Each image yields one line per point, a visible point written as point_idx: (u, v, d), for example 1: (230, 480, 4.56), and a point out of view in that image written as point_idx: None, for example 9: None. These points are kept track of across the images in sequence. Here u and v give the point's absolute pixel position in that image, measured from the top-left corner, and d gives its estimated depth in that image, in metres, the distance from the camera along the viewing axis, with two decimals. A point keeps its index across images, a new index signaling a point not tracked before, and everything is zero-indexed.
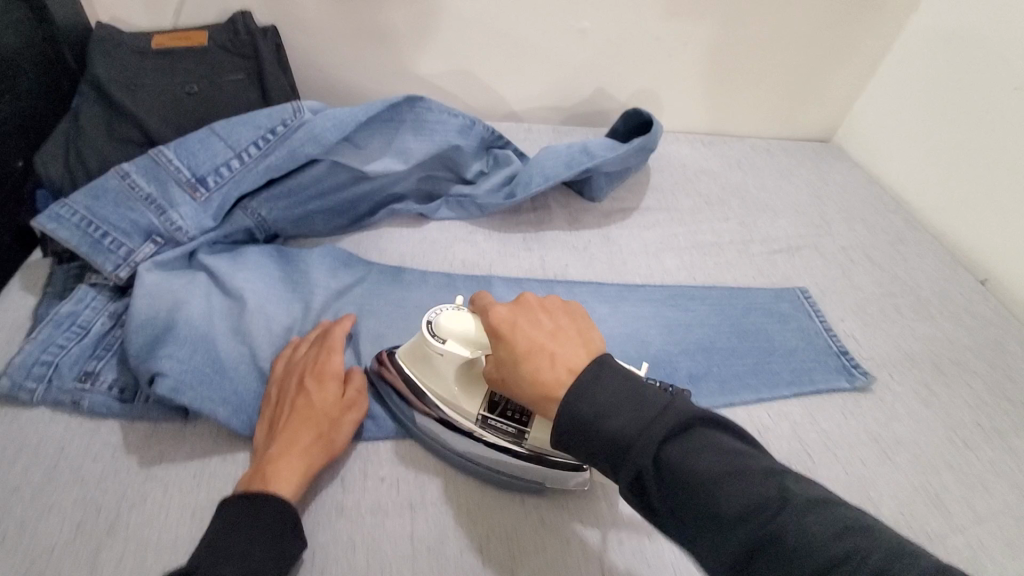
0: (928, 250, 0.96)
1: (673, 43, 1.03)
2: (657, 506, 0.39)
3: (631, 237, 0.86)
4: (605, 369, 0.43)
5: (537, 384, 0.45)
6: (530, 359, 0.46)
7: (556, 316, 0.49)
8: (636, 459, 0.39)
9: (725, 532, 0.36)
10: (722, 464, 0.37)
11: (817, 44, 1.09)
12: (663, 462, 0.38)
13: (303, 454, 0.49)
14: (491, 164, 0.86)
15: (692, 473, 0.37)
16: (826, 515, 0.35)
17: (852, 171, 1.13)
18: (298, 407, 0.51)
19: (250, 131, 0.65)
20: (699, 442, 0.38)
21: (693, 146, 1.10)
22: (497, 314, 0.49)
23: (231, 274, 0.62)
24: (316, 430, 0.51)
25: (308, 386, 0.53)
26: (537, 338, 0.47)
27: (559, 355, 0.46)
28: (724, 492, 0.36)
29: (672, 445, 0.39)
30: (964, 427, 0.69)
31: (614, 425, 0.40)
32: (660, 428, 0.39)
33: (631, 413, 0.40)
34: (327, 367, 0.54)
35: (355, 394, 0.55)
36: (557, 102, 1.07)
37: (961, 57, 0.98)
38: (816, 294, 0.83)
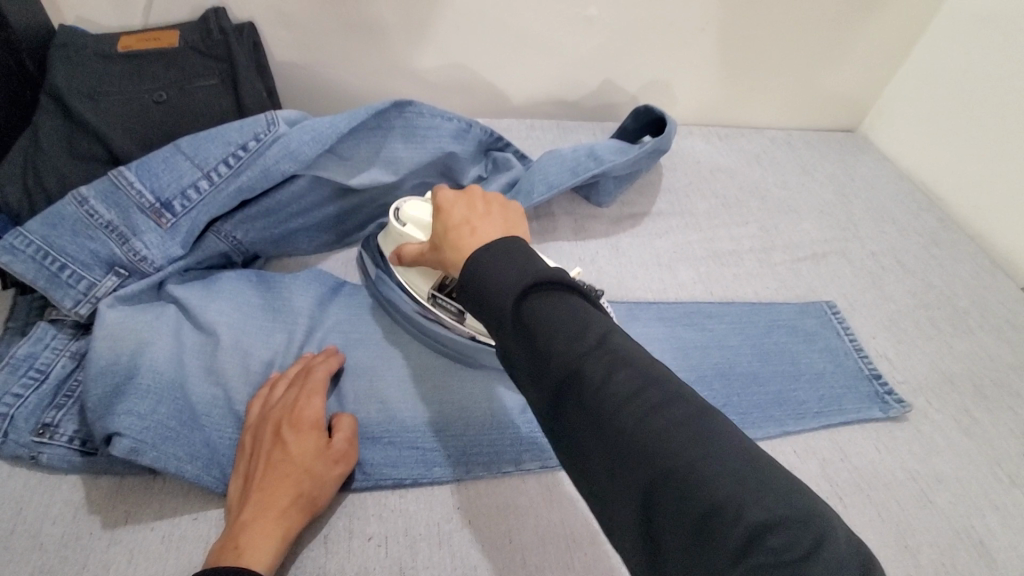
0: (967, 253, 0.88)
1: (687, 30, 0.94)
2: (511, 350, 0.38)
3: (643, 246, 0.80)
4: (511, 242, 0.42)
5: (453, 254, 0.46)
6: (453, 231, 0.47)
7: (491, 203, 0.50)
8: (500, 307, 0.38)
9: (550, 371, 0.36)
10: (577, 324, 0.36)
11: (846, 26, 0.99)
12: (521, 315, 0.37)
13: (281, 517, 0.45)
14: (490, 168, 0.80)
15: (542, 320, 0.36)
16: (652, 377, 0.34)
17: (881, 165, 1.05)
18: (274, 461, 0.47)
19: (219, 147, 0.58)
20: (576, 314, 0.37)
21: (709, 140, 1.02)
22: (443, 195, 0.51)
23: (203, 306, 0.56)
24: (295, 488, 0.46)
25: (285, 438, 0.48)
26: (466, 214, 0.48)
27: (478, 232, 0.46)
28: (563, 340, 0.35)
29: (538, 300, 0.37)
30: (1011, 461, 0.63)
31: (490, 278, 0.39)
32: (525, 283, 0.38)
33: (511, 270, 0.39)
34: (306, 414, 0.49)
35: (342, 444, 0.50)
36: (561, 96, 1.00)
37: (1006, 40, 0.89)
38: (844, 307, 0.76)
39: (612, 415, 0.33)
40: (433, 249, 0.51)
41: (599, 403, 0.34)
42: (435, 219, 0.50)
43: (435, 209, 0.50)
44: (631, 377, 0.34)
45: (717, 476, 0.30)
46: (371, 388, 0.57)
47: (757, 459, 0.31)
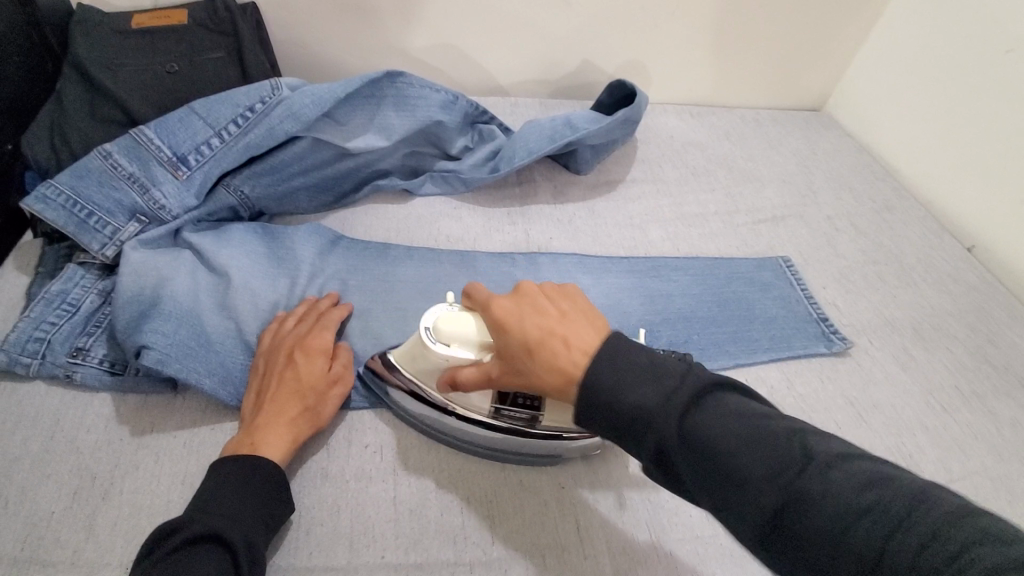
0: (917, 218, 0.96)
1: (660, 13, 1.01)
2: (681, 470, 0.40)
3: (616, 209, 0.87)
4: (623, 350, 0.43)
5: (552, 375, 0.45)
6: (540, 351, 0.46)
7: (557, 300, 0.49)
8: (659, 430, 0.39)
9: (751, 498, 0.37)
10: (738, 436, 0.38)
11: (809, 10, 1.07)
12: (687, 439, 0.39)
13: (290, 424, 0.51)
14: (476, 140, 0.87)
15: (714, 442, 0.38)
16: (846, 469, 0.36)
17: (843, 140, 1.12)
18: (286, 379, 0.53)
19: (229, 108, 0.65)
20: (732, 416, 0.39)
21: (682, 117, 1.09)
22: (500, 306, 0.49)
23: (215, 250, 0.63)
24: (302, 401, 0.52)
25: (296, 360, 0.54)
26: (541, 325, 0.47)
27: (569, 348, 0.45)
28: (745, 461, 0.37)
29: (694, 415, 0.40)
30: (941, 390, 0.71)
31: (634, 397, 0.41)
32: (679, 401, 0.40)
33: (653, 385, 0.41)
34: (315, 342, 0.56)
35: (343, 369, 0.56)
36: (543, 75, 1.07)
37: (955, 19, 0.96)
38: (799, 262, 0.84)
39: (835, 527, 0.34)
40: (509, 372, 0.48)
41: (810, 516, 0.35)
42: (501, 337, 0.48)
43: (497, 325, 0.49)
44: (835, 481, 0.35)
45: (944, 547, 0.31)
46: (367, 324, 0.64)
47: (968, 512, 0.33)
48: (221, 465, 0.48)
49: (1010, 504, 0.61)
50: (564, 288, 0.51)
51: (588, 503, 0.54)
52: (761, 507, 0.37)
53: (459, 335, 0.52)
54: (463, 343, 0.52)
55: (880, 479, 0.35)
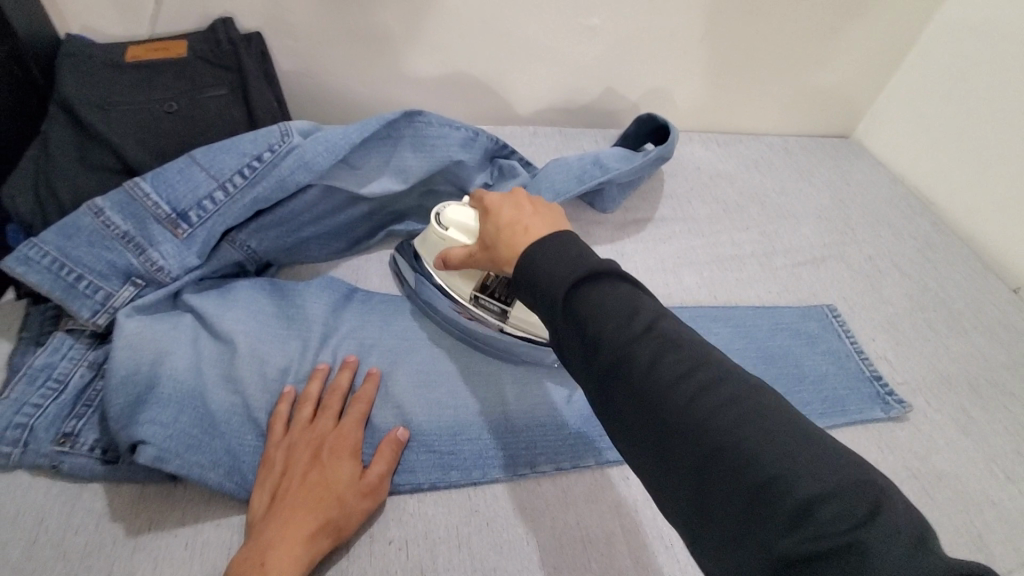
0: (960, 257, 0.91)
1: (687, 38, 0.96)
2: (560, 334, 0.40)
3: (647, 252, 0.82)
4: (562, 243, 0.42)
5: (504, 254, 0.47)
6: (502, 232, 0.48)
7: (538, 201, 0.51)
8: (550, 299, 0.40)
9: (606, 363, 0.37)
10: (623, 312, 0.38)
11: (841, 35, 1.01)
12: (569, 308, 0.39)
13: (308, 540, 0.44)
14: (495, 176, 0.81)
15: (591, 307, 0.38)
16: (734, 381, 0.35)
17: (875, 170, 1.07)
18: (310, 482, 0.48)
19: (235, 158, 0.59)
20: (628, 302, 0.38)
21: (708, 146, 1.04)
22: (490, 197, 0.52)
23: (220, 316, 0.57)
24: (324, 512, 0.46)
25: (323, 461, 0.49)
26: (514, 214, 0.49)
27: (527, 229, 0.46)
28: (616, 334, 0.37)
29: (588, 291, 0.39)
30: (1006, 458, 0.65)
31: (542, 271, 0.41)
32: (574, 275, 0.39)
33: (566, 267, 0.40)
34: (345, 442, 0.51)
35: (377, 478, 0.50)
36: (563, 103, 1.01)
37: (1001, 48, 0.91)
38: (844, 310, 0.78)
39: (671, 402, 0.35)
40: (484, 252, 0.52)
41: (661, 386, 0.35)
42: (484, 224, 0.52)
43: (484, 213, 0.52)
44: (689, 367, 0.36)
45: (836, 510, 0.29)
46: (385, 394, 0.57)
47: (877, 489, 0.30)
48: None
49: None
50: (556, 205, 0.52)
51: None
52: (615, 368, 0.37)
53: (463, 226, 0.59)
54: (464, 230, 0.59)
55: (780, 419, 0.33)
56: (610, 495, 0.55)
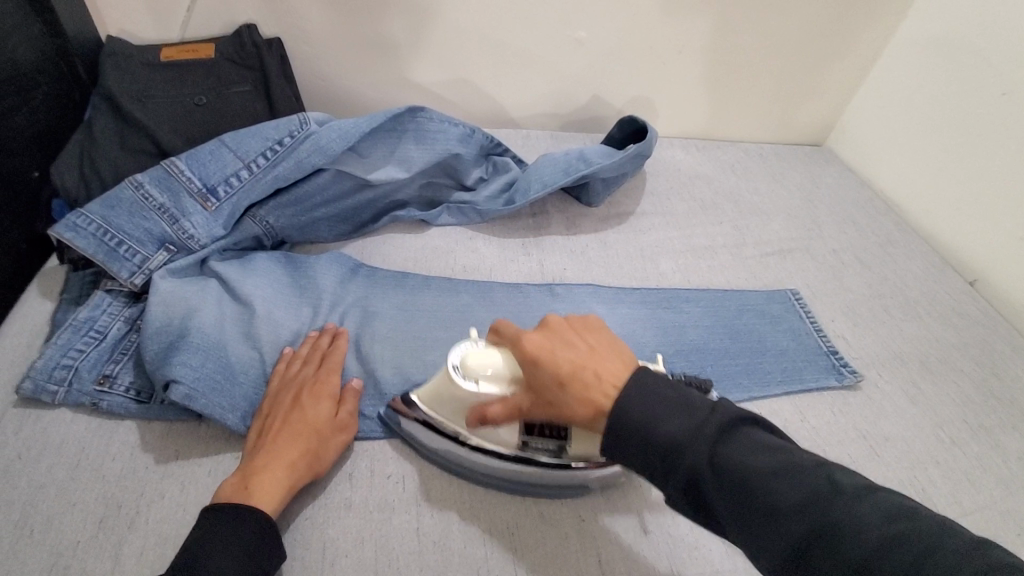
0: (918, 252, 0.98)
1: (668, 51, 1.05)
2: (715, 507, 0.39)
3: (628, 241, 0.89)
4: (644, 381, 0.44)
5: (585, 413, 0.46)
6: (572, 387, 0.46)
7: (581, 333, 0.50)
8: (692, 461, 0.40)
9: (771, 527, 0.37)
10: (763, 464, 0.39)
11: (811, 50, 1.11)
12: (716, 470, 0.39)
13: (290, 468, 0.50)
14: (491, 170, 0.89)
15: (738, 464, 0.39)
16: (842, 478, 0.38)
17: (844, 175, 1.15)
18: (291, 420, 0.53)
19: (259, 142, 0.67)
20: (747, 444, 0.40)
21: (689, 151, 1.13)
22: (530, 341, 0.50)
23: (241, 280, 0.64)
24: (304, 444, 0.52)
25: (304, 402, 0.55)
26: (571, 355, 0.48)
27: (598, 374, 0.46)
28: (773, 490, 0.38)
29: (723, 447, 0.40)
30: (950, 423, 0.71)
31: (668, 429, 0.41)
32: (711, 432, 0.40)
33: (684, 419, 0.41)
34: (323, 386, 0.57)
35: (349, 415, 0.57)
36: (555, 109, 1.10)
37: (950, 62, 1.00)
38: (807, 295, 0.86)
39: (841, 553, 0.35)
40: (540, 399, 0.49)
41: (824, 537, 0.36)
42: (533, 369, 0.49)
43: (529, 358, 0.49)
44: (854, 518, 0.36)
45: (884, 528, 0.35)
46: (387, 352, 0.64)
47: (908, 509, 0.36)
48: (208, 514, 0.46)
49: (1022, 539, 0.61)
50: (592, 323, 0.52)
51: (608, 535, 0.54)
52: (778, 532, 0.37)
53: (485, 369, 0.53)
54: (490, 375, 0.52)
55: (810, 472, 0.38)
56: None
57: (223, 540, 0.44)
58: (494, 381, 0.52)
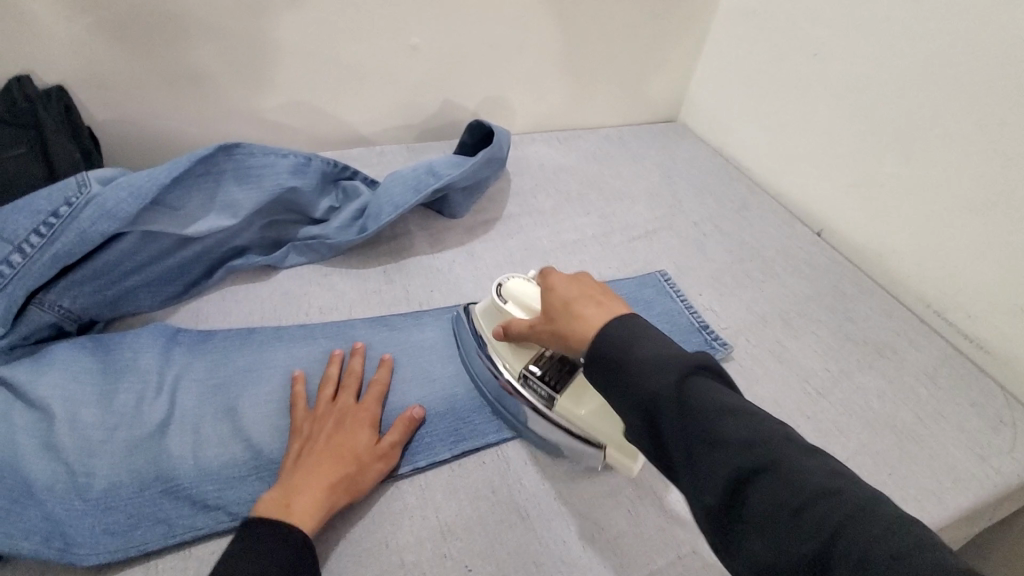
0: (771, 212, 1.04)
1: (508, 47, 1.03)
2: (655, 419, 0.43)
3: (496, 249, 0.87)
4: (641, 322, 0.49)
5: (575, 330, 0.52)
6: (575, 304, 0.54)
7: (600, 285, 0.57)
8: (660, 386, 0.43)
9: (706, 453, 0.40)
10: (686, 390, 0.42)
11: (648, 30, 1.12)
12: (648, 400, 0.43)
13: (330, 490, 0.52)
14: (341, 197, 0.83)
15: (662, 384, 0.43)
16: (822, 469, 0.38)
17: (698, 146, 1.20)
18: (333, 443, 0.55)
19: (28, 218, 0.57)
20: (720, 389, 0.42)
21: (550, 144, 1.12)
22: (558, 274, 0.58)
23: (31, 381, 0.55)
24: (345, 469, 0.53)
25: (345, 428, 0.56)
26: (584, 292, 0.55)
27: (597, 308, 0.52)
28: (695, 395, 0.42)
29: (693, 382, 0.42)
30: (814, 374, 0.75)
31: (646, 359, 0.44)
32: (688, 365, 0.43)
33: (664, 354, 0.44)
34: (363, 414, 0.59)
35: (389, 444, 0.58)
36: (406, 120, 1.05)
37: (768, 29, 1.04)
38: (675, 273, 0.88)
39: (733, 468, 0.39)
40: (547, 323, 0.57)
41: (740, 464, 0.39)
42: (549, 295, 0.57)
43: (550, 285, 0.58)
44: (736, 432, 0.40)
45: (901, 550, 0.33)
46: (226, 426, 0.58)
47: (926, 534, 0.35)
48: (252, 524, 0.48)
49: (887, 476, 0.66)
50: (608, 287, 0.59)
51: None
52: (692, 447, 0.41)
53: (522, 296, 0.63)
54: (523, 303, 0.63)
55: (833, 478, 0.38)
56: (467, 482, 0.59)
57: (262, 564, 0.45)
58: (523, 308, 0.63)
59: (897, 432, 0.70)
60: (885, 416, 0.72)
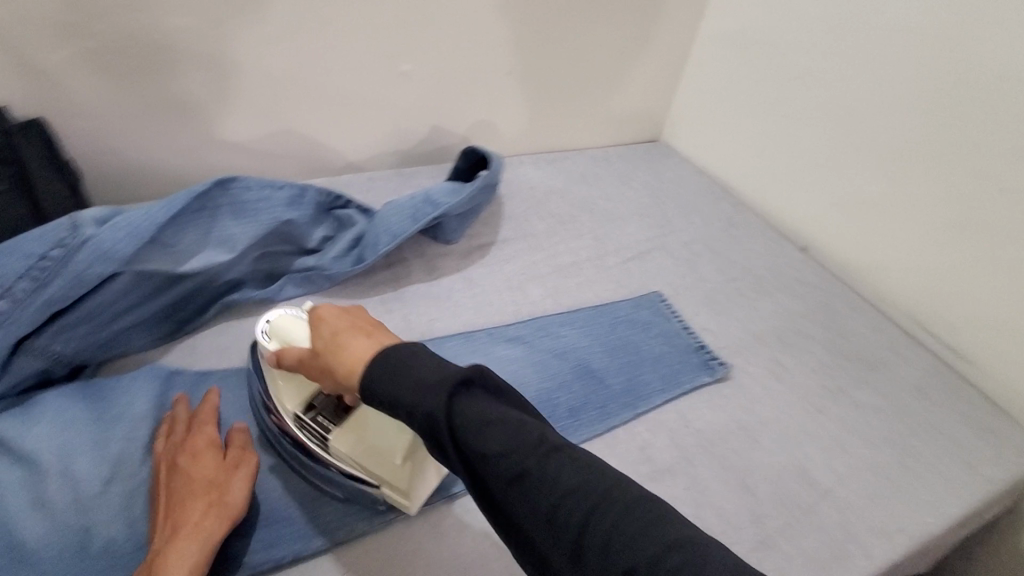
0: (757, 229, 1.06)
1: (496, 72, 1.04)
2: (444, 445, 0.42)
3: (493, 275, 0.87)
4: (402, 352, 0.46)
5: (341, 360, 0.49)
6: (344, 336, 0.50)
7: (362, 316, 0.53)
8: (430, 410, 0.42)
9: (492, 469, 0.41)
10: (546, 456, 0.42)
11: (632, 55, 1.14)
12: (461, 429, 0.42)
13: (193, 527, 0.48)
14: (335, 226, 0.83)
15: (472, 432, 0.41)
16: (578, 475, 0.41)
17: (682, 166, 1.22)
18: (173, 486, 0.51)
19: (18, 261, 0.55)
20: (484, 406, 0.43)
21: (539, 166, 1.13)
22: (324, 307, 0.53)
23: (20, 433, 0.53)
24: (200, 501, 0.50)
25: (181, 466, 0.52)
26: (345, 329, 0.51)
27: (359, 343, 0.49)
28: (462, 422, 0.42)
29: (460, 403, 0.43)
30: (812, 392, 0.76)
31: (404, 381, 0.44)
32: (448, 385, 0.43)
33: (430, 374, 0.44)
34: (196, 442, 0.54)
35: (238, 452, 0.55)
36: (395, 146, 1.04)
37: (744, 53, 1.08)
38: (670, 294, 0.89)
39: (552, 485, 0.41)
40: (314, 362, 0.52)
41: (514, 470, 0.41)
42: (318, 328, 0.52)
43: (318, 319, 0.53)
44: (605, 507, 0.40)
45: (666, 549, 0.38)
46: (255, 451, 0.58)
47: (675, 525, 0.40)
48: None
49: (890, 491, 0.67)
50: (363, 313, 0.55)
51: None
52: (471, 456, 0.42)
53: (285, 330, 0.56)
54: (284, 337, 0.56)
55: (599, 490, 0.41)
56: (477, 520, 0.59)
57: None
58: (283, 343, 0.56)
59: (894, 445, 0.71)
60: (880, 430, 0.73)
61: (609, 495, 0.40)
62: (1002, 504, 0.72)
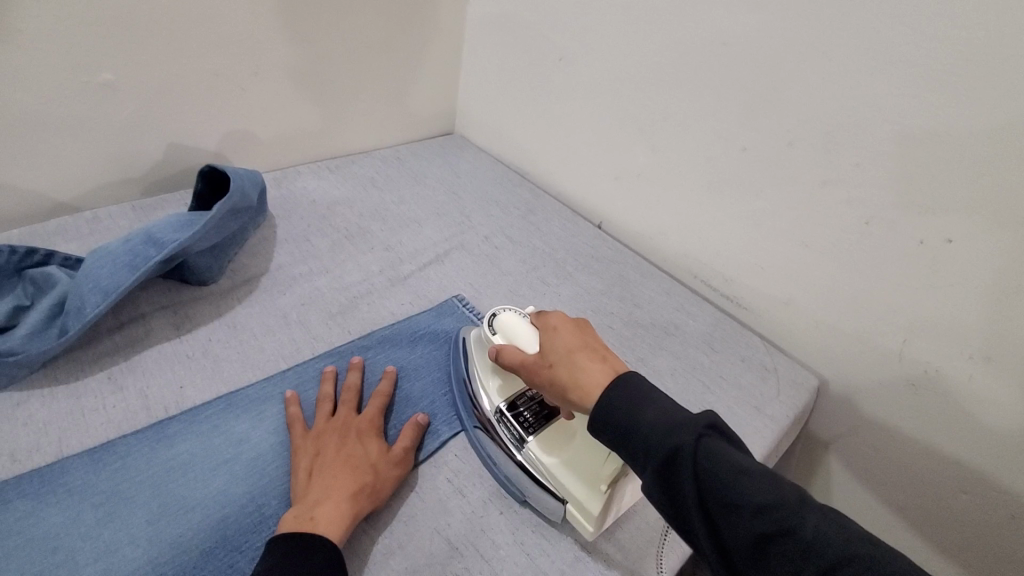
0: (555, 212, 1.06)
1: (240, 76, 0.88)
2: (686, 489, 0.44)
3: (265, 312, 0.74)
4: (630, 385, 0.51)
5: (575, 381, 0.55)
6: (578, 356, 0.56)
7: (587, 332, 0.61)
8: (679, 446, 0.45)
9: (747, 523, 0.42)
10: (782, 514, 0.41)
11: (404, 45, 1.05)
12: (733, 469, 0.43)
13: (350, 500, 0.53)
14: (32, 290, 0.64)
15: (724, 482, 0.43)
16: (830, 524, 0.41)
17: (477, 157, 1.19)
18: (345, 454, 0.57)
19: None
20: (715, 453, 0.45)
21: (319, 175, 1.00)
22: (555, 317, 0.62)
23: None
24: (363, 478, 0.55)
25: (358, 442, 0.58)
26: (582, 346, 0.58)
27: (589, 370, 0.55)
28: (740, 463, 0.44)
29: (708, 443, 0.45)
30: None
31: (651, 417, 0.48)
32: (696, 426, 0.46)
33: (659, 414, 0.48)
34: (366, 425, 0.60)
35: (401, 451, 0.60)
36: (123, 175, 0.85)
37: (512, 37, 1.05)
38: (472, 296, 0.84)
39: (802, 544, 0.40)
40: (544, 371, 0.58)
41: (760, 527, 0.41)
42: (549, 338, 0.60)
43: (549, 329, 0.61)
44: (852, 566, 0.39)
45: None
46: (115, 537, 0.50)
47: (908, 574, 0.38)
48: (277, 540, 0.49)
49: None
50: (583, 323, 0.63)
51: None
52: (721, 513, 0.43)
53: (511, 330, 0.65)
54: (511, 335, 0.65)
55: (854, 545, 0.40)
56: None
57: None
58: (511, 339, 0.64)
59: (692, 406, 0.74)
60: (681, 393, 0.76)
61: (851, 549, 0.40)
62: (791, 435, 0.79)
